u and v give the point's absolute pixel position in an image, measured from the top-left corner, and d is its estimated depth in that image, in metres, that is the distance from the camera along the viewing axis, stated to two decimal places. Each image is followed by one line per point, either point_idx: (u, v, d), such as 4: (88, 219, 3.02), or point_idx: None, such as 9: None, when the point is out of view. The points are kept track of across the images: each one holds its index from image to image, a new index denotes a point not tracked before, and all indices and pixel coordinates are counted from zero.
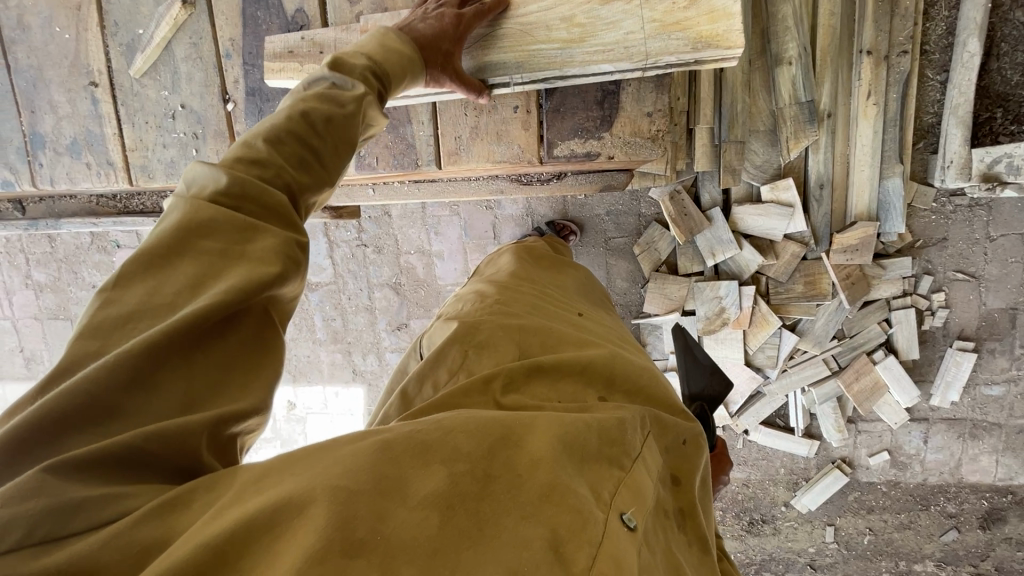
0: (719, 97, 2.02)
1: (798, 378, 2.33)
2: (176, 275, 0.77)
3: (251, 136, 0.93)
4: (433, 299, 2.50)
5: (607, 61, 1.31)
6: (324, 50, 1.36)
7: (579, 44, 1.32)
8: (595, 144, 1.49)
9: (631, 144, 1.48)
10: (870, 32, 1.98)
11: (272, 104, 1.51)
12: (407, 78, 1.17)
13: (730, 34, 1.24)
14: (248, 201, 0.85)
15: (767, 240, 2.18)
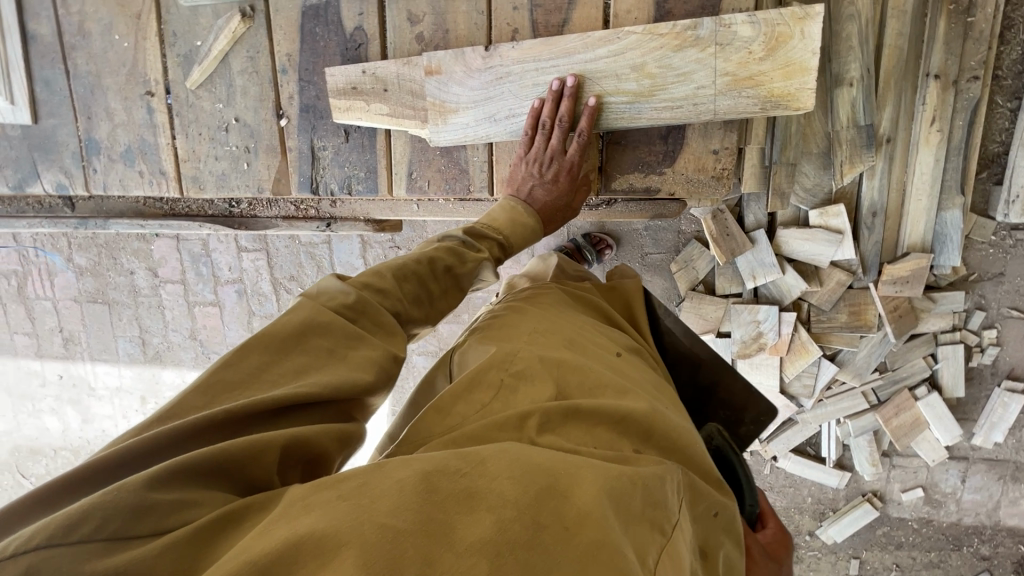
0: (773, 116, 1.93)
1: (834, 409, 2.25)
2: (286, 360, 0.91)
3: (385, 267, 1.11)
4: (463, 305, 2.49)
5: (674, 117, 1.28)
6: (387, 86, 1.42)
7: (648, 100, 1.29)
8: (656, 180, 1.43)
9: (694, 183, 1.41)
10: (939, 55, 1.88)
11: (325, 123, 1.53)
12: (527, 241, 1.32)
13: (802, 94, 1.20)
14: (364, 315, 1.02)
15: (812, 266, 2.11)
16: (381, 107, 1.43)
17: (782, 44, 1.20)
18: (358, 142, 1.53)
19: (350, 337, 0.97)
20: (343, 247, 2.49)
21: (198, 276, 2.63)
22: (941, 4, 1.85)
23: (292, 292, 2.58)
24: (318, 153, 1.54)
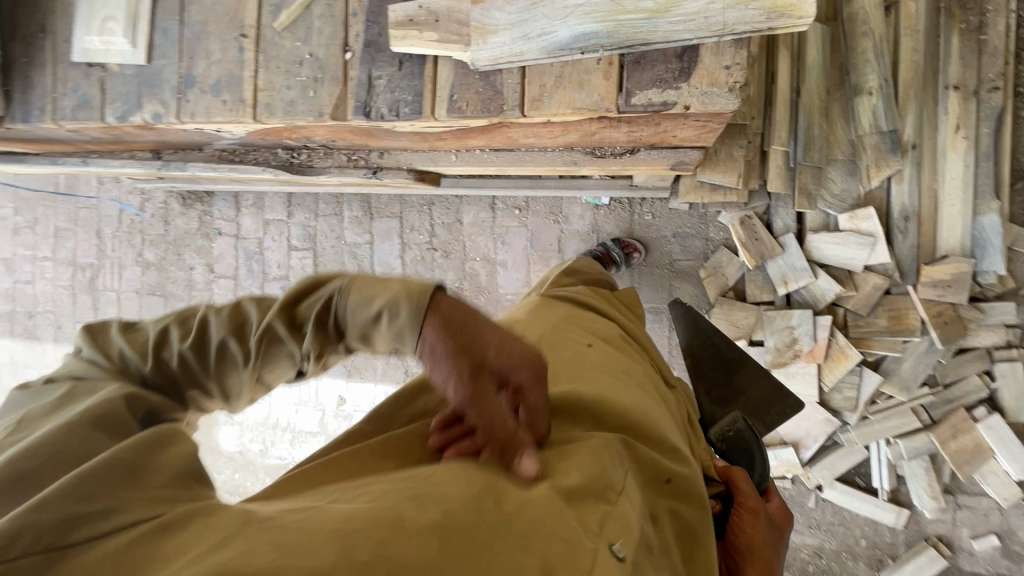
0: (795, 120, 2.02)
1: (882, 429, 2.08)
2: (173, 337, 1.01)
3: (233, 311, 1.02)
4: (492, 306, 2.55)
5: (685, 33, 1.11)
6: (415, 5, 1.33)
7: (661, 14, 1.10)
8: (674, 93, 1.17)
9: (712, 105, 1.16)
10: (956, 69, 1.98)
11: None
12: None
13: (806, 2, 1.05)
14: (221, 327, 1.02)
15: (844, 271, 2.08)
16: None
17: None
18: None
19: (259, 320, 1.00)
20: (384, 247, 2.66)
21: (248, 272, 2.82)
22: (952, 23, 1.99)
23: None
24: None
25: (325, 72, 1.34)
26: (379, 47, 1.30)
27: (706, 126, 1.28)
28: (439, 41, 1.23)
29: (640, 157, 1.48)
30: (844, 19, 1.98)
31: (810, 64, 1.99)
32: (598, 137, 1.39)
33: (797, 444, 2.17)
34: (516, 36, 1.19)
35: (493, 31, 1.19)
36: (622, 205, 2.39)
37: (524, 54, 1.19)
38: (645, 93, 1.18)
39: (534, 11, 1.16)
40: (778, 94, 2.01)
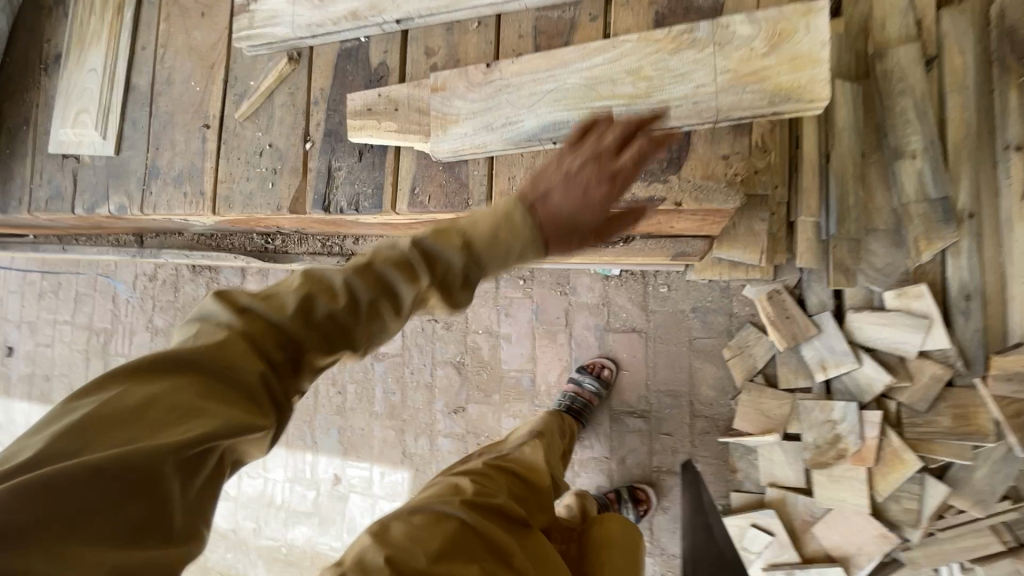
0: (827, 187, 1.78)
1: (952, 549, 1.73)
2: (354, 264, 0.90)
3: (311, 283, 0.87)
4: (495, 384, 2.36)
5: (671, 121, 1.02)
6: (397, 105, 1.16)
7: (643, 100, 1.02)
8: (660, 188, 1.09)
9: (703, 201, 1.06)
10: (1017, 125, 1.69)
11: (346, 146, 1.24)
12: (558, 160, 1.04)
13: (815, 85, 0.93)
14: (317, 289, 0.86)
15: (895, 356, 1.79)
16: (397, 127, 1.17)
17: (787, 37, 0.95)
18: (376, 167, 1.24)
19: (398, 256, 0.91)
20: None
21: None
22: (1009, 77, 1.71)
23: None
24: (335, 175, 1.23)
25: (285, 163, 1.26)
26: (339, 137, 1.22)
27: (706, 219, 1.13)
28: (398, 132, 1.15)
29: (636, 246, 1.31)
30: (876, 76, 1.77)
31: (840, 126, 1.76)
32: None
33: (846, 561, 1.84)
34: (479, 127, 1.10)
35: (455, 121, 1.11)
36: (634, 276, 2.17)
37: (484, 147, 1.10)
38: (627, 188, 1.09)
39: (500, 100, 1.09)
40: (805, 160, 1.78)
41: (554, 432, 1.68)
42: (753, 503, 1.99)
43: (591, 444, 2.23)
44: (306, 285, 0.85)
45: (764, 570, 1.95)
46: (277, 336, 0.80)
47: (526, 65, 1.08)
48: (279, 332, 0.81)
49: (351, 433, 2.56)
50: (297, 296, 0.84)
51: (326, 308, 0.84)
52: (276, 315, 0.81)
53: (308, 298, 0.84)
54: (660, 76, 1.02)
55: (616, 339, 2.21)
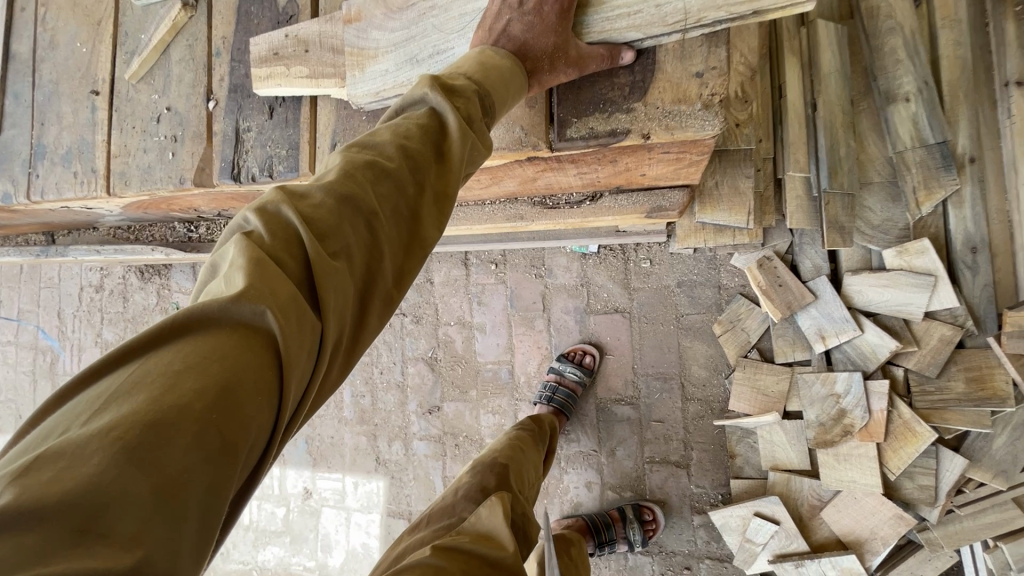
0: (816, 139, 1.62)
1: (974, 526, 1.58)
2: (407, 160, 0.76)
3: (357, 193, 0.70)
4: (470, 379, 2.17)
5: (632, 27, 0.89)
6: (309, 47, 1.11)
7: (592, 6, 0.90)
8: (623, 119, 0.95)
9: (675, 129, 0.94)
10: (1017, 60, 1.54)
11: (253, 102, 1.20)
12: (512, 95, 0.86)
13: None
14: (366, 205, 0.70)
15: (900, 320, 1.63)
16: (301, 70, 1.11)
17: None
18: (284, 118, 1.18)
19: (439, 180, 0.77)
20: None
21: None
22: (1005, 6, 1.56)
23: None
24: (243, 135, 1.19)
25: (187, 127, 1.23)
26: (245, 93, 1.19)
27: (681, 159, 1.03)
28: (311, 77, 1.11)
29: (605, 204, 1.22)
30: (861, 15, 1.62)
31: (825, 72, 1.60)
32: (544, 182, 1.16)
33: (859, 548, 1.68)
34: (400, 55, 1.03)
35: (374, 53, 1.05)
36: (613, 252, 2.00)
37: (405, 79, 1.02)
38: (585, 121, 0.97)
39: (422, 23, 1.01)
40: (789, 111, 1.62)
41: (528, 456, 1.53)
42: (756, 490, 1.83)
43: (577, 437, 2.06)
44: (354, 186, 0.70)
45: (772, 562, 1.76)
46: (343, 250, 0.67)
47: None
48: (342, 248, 0.67)
49: (320, 443, 2.37)
50: (356, 197, 0.70)
51: (383, 214, 0.72)
52: (335, 233, 0.67)
53: (359, 210, 0.69)
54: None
55: (598, 321, 2.04)
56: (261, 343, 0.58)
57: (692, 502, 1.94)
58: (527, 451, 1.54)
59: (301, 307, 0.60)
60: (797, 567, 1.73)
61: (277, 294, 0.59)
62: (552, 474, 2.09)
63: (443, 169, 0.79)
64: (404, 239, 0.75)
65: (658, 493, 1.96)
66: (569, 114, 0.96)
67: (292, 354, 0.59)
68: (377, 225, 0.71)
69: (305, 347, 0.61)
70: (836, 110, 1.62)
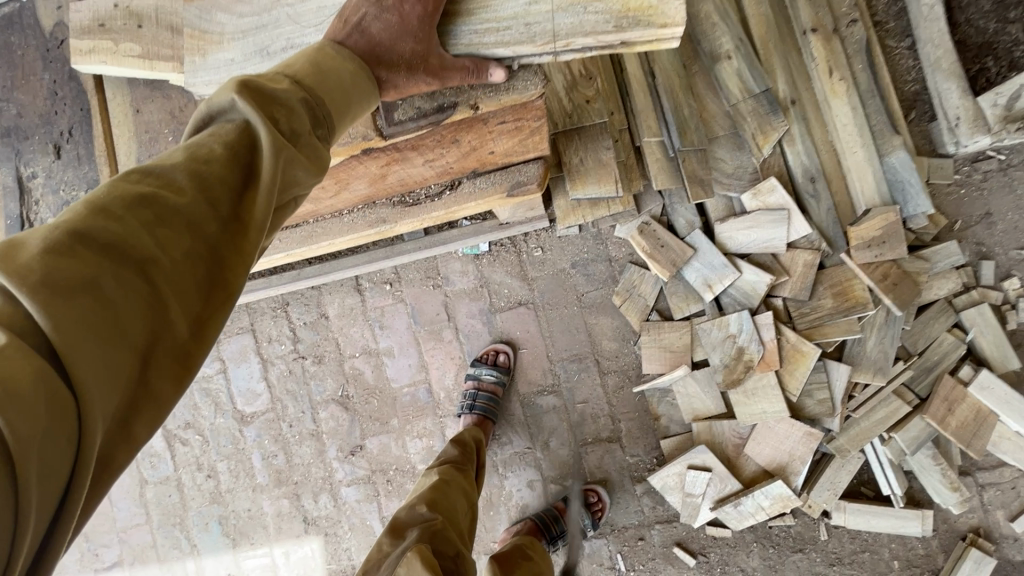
0: (660, 104, 1.73)
1: (868, 425, 1.75)
2: (195, 193, 0.68)
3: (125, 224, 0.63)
4: (389, 408, 2.05)
5: (502, 43, 0.92)
6: (142, 21, 1.09)
7: (464, 19, 0.92)
8: (448, 94, 0.98)
9: (499, 96, 0.99)
10: (807, 11, 1.74)
11: (31, 144, 1.25)
12: (360, 106, 0.86)
13: (666, 7, 0.89)
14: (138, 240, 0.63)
15: (768, 255, 1.76)
16: (131, 47, 1.09)
17: None
18: (72, 155, 1.24)
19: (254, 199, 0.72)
20: (240, 372, 2.10)
21: None
22: None
23: (189, 442, 2.13)
24: (29, 183, 1.25)
25: None
26: (22, 138, 1.24)
27: (520, 128, 1.08)
28: (143, 57, 1.08)
29: (466, 190, 1.21)
30: None
31: None
32: (395, 176, 1.14)
33: (783, 473, 1.79)
34: (247, 43, 1.00)
35: (219, 38, 1.01)
36: (505, 246, 1.98)
37: (250, 67, 0.99)
38: (410, 102, 0.98)
39: (273, 11, 0.99)
40: (632, 81, 1.72)
41: (456, 487, 1.43)
42: (685, 445, 1.89)
43: (509, 439, 2.02)
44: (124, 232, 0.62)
45: (713, 509, 1.83)
46: (107, 319, 0.59)
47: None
48: (107, 315, 0.59)
49: (236, 520, 2.12)
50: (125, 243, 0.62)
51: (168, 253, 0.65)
52: (102, 296, 0.59)
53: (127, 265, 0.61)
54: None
55: (505, 318, 2.01)
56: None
57: (631, 472, 1.96)
58: (454, 481, 1.44)
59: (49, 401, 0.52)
60: (736, 507, 1.81)
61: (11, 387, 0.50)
62: (493, 483, 2.03)
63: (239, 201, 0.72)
64: (199, 280, 0.67)
65: (598, 473, 1.97)
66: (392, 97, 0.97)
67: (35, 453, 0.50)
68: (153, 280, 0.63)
69: (70, 427, 0.53)
70: (671, 75, 1.72)
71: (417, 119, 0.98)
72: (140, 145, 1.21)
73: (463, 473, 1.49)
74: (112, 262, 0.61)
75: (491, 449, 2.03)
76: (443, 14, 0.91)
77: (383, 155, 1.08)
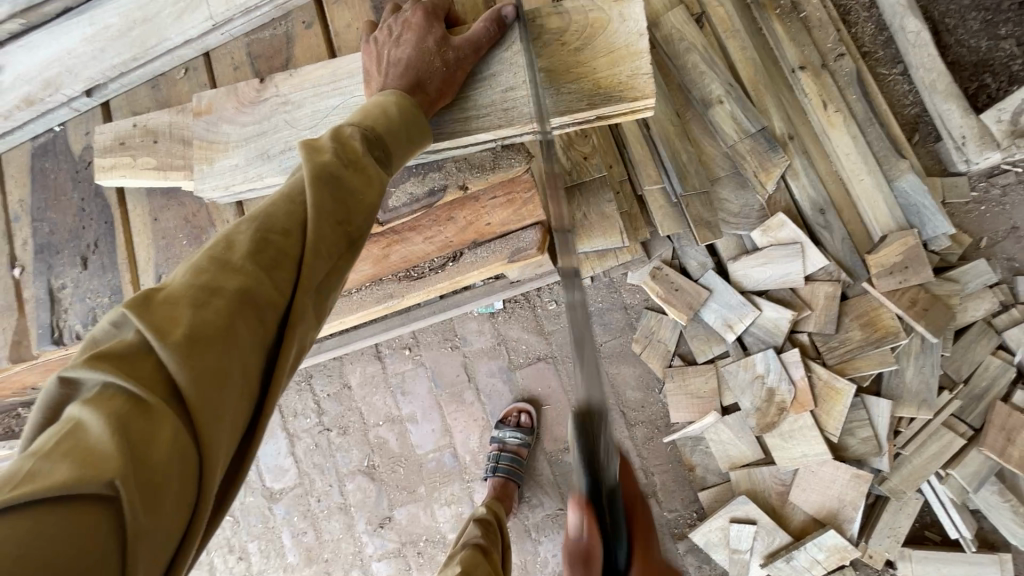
0: (658, 153, 1.75)
1: (922, 462, 1.64)
2: (285, 253, 0.65)
3: (226, 260, 0.63)
4: (415, 476, 2.02)
5: (483, 129, 0.96)
6: (156, 136, 1.19)
7: (447, 108, 0.96)
8: (437, 177, 1.09)
9: (484, 175, 1.08)
10: (793, 50, 1.77)
11: (58, 256, 1.34)
12: (413, 149, 0.86)
13: (636, 81, 0.94)
14: (238, 276, 0.62)
15: (787, 290, 1.72)
16: (147, 160, 1.18)
17: (599, 26, 0.96)
18: (95, 263, 1.33)
19: (333, 241, 0.70)
20: (268, 449, 2.11)
21: None
22: (768, 14, 1.79)
23: (220, 524, 2.12)
24: (56, 292, 1.33)
25: None
26: (51, 251, 1.34)
27: (512, 200, 1.15)
28: (158, 168, 1.18)
29: (467, 260, 1.25)
30: (659, 43, 1.76)
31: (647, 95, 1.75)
32: (397, 255, 1.21)
33: (836, 521, 1.68)
34: (251, 147, 1.08)
35: (223, 145, 1.09)
36: (518, 302, 1.98)
37: (254, 170, 1.07)
38: (403, 190, 1.10)
39: (273, 118, 1.08)
40: (627, 134, 1.76)
41: None
42: (724, 495, 1.80)
43: (540, 501, 1.96)
44: (206, 300, 0.59)
45: (764, 565, 1.72)
46: (211, 391, 0.56)
47: (308, 77, 1.07)
48: (212, 389, 0.56)
49: None
50: (209, 312, 0.59)
51: (273, 284, 0.63)
52: (201, 370, 0.56)
53: (222, 334, 0.58)
54: (466, 83, 0.96)
55: (525, 375, 2.00)
56: (107, 528, 0.48)
57: (672, 529, 1.88)
58: (479, 567, 1.31)
59: (157, 483, 0.51)
60: (789, 561, 1.70)
61: (119, 470, 0.49)
62: (527, 550, 1.95)
63: (320, 259, 0.68)
64: (297, 311, 0.66)
65: None
66: (386, 186, 1.09)
67: (146, 537, 0.50)
68: (249, 350, 0.60)
69: (190, 467, 0.54)
70: (665, 123, 1.74)
71: (410, 203, 1.10)
72: (156, 249, 1.30)
73: (490, 558, 1.39)
74: (203, 333, 0.57)
75: (521, 513, 1.96)
76: (442, 105, 0.93)
77: (384, 237, 1.20)
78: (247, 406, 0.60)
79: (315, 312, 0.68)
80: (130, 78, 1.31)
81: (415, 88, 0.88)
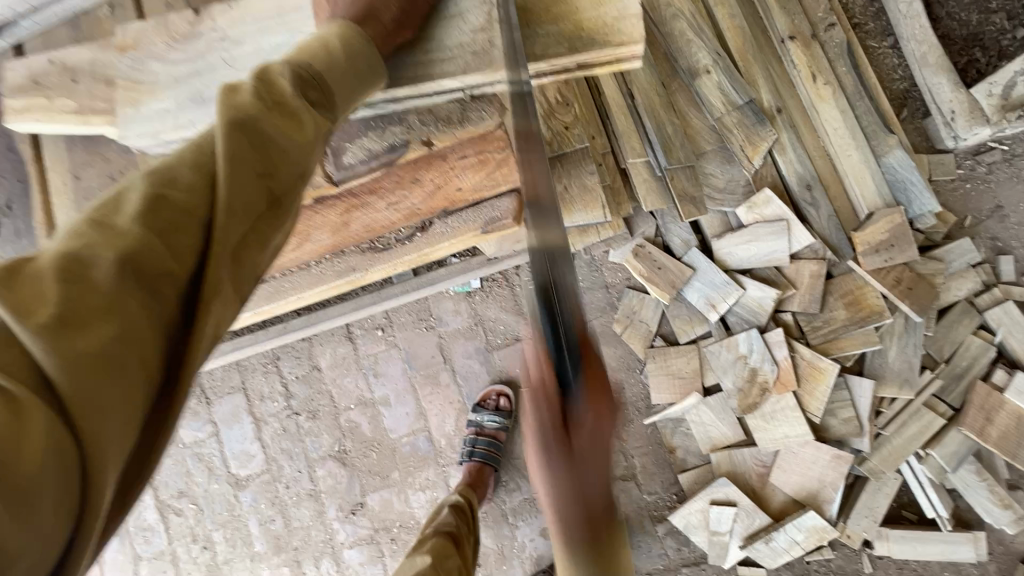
0: (642, 122, 1.66)
1: (902, 443, 1.63)
2: (187, 214, 0.54)
3: (115, 224, 0.51)
4: (388, 461, 1.95)
5: (450, 73, 0.87)
6: (79, 76, 1.05)
7: (409, 48, 0.87)
8: (399, 133, 1.01)
9: (452, 129, 1.02)
10: (782, 19, 1.69)
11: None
12: (357, 95, 0.76)
13: (622, 25, 0.87)
14: (128, 242, 0.50)
15: (772, 269, 1.67)
16: (66, 102, 1.05)
17: None
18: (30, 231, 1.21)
19: (255, 188, 0.59)
20: (233, 434, 2.01)
21: None
22: None
23: (183, 512, 2.02)
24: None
25: None
26: None
27: (484, 161, 1.08)
28: (79, 111, 1.04)
29: (437, 230, 1.17)
30: (645, 8, 1.67)
31: None
32: (359, 223, 1.13)
33: (816, 502, 1.67)
34: (184, 88, 0.98)
35: (152, 87, 0.99)
36: (496, 281, 1.90)
37: (186, 116, 0.97)
38: (360, 145, 1.01)
39: (209, 56, 0.97)
40: (611, 104, 1.67)
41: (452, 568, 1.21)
42: (704, 478, 1.77)
43: (517, 485, 1.91)
44: (82, 272, 0.48)
45: (743, 547, 1.71)
46: (93, 383, 0.45)
47: (252, 13, 0.96)
48: (97, 379, 0.45)
49: None
50: (85, 286, 0.47)
51: (173, 252, 0.52)
52: (76, 357, 0.45)
53: (106, 312, 0.47)
54: (430, 23, 0.87)
55: (502, 356, 1.93)
56: None
57: (651, 512, 1.85)
58: (449, 558, 1.25)
59: (25, 497, 0.41)
60: (768, 543, 1.68)
61: None
62: (505, 535, 1.90)
63: (236, 219, 0.56)
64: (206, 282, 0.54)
65: None
66: (341, 141, 1.00)
67: (10, 557, 0.40)
68: (143, 329, 0.49)
69: (70, 472, 0.44)
70: (649, 94, 1.66)
71: (368, 159, 1.01)
72: None
73: (460, 548, 1.33)
74: (77, 311, 0.46)
75: (498, 497, 1.91)
76: (401, 41, 0.84)
77: (342, 201, 1.10)
78: (148, 399, 0.49)
79: (236, 285, 0.57)
80: (50, 18, 1.18)
81: (368, 18, 0.77)
